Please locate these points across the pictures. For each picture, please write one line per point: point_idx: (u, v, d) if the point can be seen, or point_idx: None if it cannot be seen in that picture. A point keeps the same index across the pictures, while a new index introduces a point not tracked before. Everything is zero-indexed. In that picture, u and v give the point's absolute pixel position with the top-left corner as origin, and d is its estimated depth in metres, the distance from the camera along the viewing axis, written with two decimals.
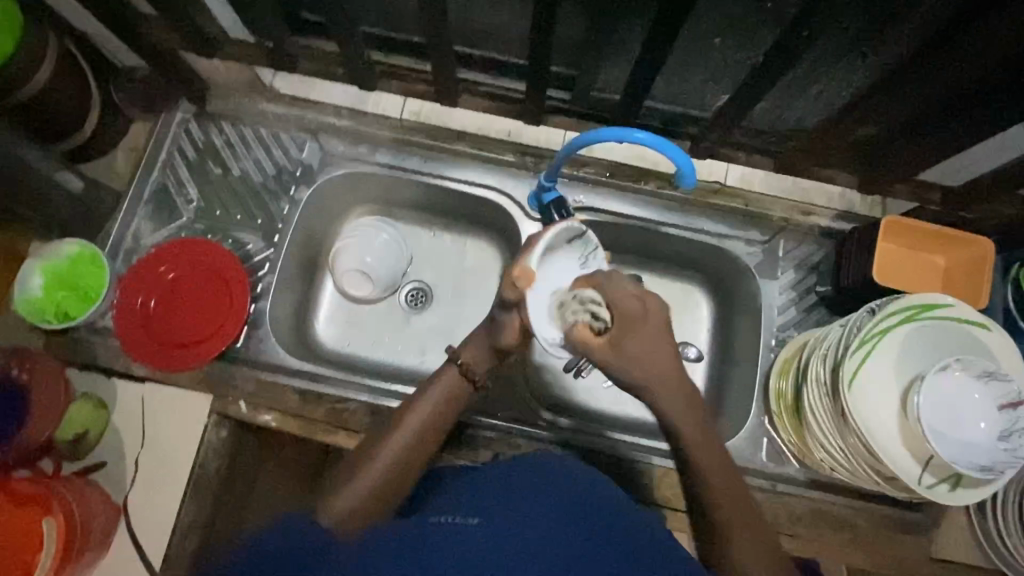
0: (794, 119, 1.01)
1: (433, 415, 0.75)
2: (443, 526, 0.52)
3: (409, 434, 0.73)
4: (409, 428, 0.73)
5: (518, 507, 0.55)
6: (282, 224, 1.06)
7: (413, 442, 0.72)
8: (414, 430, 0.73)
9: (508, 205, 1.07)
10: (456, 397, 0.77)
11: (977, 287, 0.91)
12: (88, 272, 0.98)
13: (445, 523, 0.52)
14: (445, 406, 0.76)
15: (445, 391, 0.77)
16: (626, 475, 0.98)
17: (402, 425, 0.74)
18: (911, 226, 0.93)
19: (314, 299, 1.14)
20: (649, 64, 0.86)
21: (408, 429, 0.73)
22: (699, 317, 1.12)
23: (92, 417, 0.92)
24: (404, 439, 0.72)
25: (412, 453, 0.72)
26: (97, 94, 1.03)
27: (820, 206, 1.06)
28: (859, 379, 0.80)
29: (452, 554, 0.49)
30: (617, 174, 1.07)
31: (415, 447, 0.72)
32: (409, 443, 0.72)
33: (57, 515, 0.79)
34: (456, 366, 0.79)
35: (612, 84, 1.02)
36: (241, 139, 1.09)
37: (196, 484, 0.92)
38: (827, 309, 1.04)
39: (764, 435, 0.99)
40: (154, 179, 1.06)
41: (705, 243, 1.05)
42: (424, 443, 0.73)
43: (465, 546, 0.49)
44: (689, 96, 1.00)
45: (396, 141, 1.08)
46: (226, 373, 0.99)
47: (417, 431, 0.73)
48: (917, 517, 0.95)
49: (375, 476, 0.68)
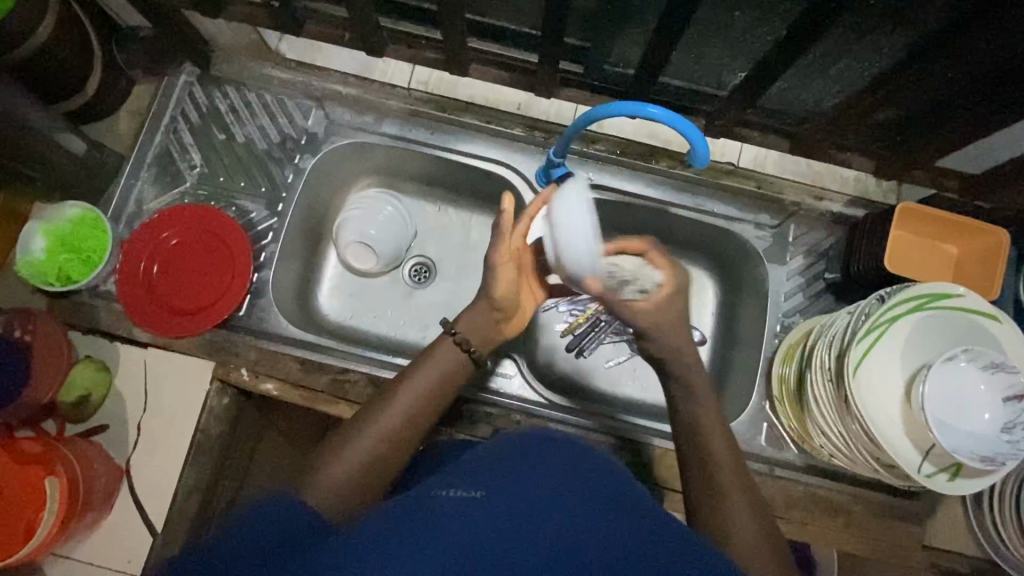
0: (813, 100, 0.98)
1: (428, 384, 0.77)
2: (443, 497, 0.52)
3: (404, 403, 0.74)
4: (404, 397, 0.75)
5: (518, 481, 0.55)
6: (286, 193, 1.05)
7: (410, 413, 0.74)
8: (410, 399, 0.75)
9: (517, 180, 1.05)
10: (450, 369, 0.79)
11: (989, 277, 0.89)
12: (90, 235, 0.97)
13: (444, 495, 0.52)
14: (439, 376, 0.78)
15: (437, 360, 0.79)
16: (626, 454, 0.98)
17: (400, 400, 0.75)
18: (926, 214, 0.91)
19: (317, 270, 1.13)
20: (666, 37, 0.83)
21: (403, 399, 0.75)
22: (706, 301, 1.12)
23: (95, 380, 0.92)
24: (400, 409, 0.73)
25: (408, 424, 0.73)
26: (100, 53, 1.00)
27: (833, 191, 1.04)
28: (865, 366, 0.80)
29: (449, 527, 0.48)
30: (627, 152, 1.05)
31: (410, 416, 0.73)
32: (407, 411, 0.74)
33: (61, 476, 0.80)
34: (449, 336, 0.81)
35: (626, 58, 1.00)
36: (245, 104, 1.07)
37: (198, 450, 0.92)
38: (834, 296, 1.03)
39: (764, 420, 0.99)
40: (157, 143, 1.05)
41: (714, 226, 1.04)
42: (421, 411, 0.75)
43: (462, 520, 0.49)
44: (705, 73, 0.97)
45: (403, 112, 1.06)
46: (229, 341, 0.99)
47: (413, 402, 0.75)
48: (912, 505, 0.96)
49: (370, 445, 0.69)
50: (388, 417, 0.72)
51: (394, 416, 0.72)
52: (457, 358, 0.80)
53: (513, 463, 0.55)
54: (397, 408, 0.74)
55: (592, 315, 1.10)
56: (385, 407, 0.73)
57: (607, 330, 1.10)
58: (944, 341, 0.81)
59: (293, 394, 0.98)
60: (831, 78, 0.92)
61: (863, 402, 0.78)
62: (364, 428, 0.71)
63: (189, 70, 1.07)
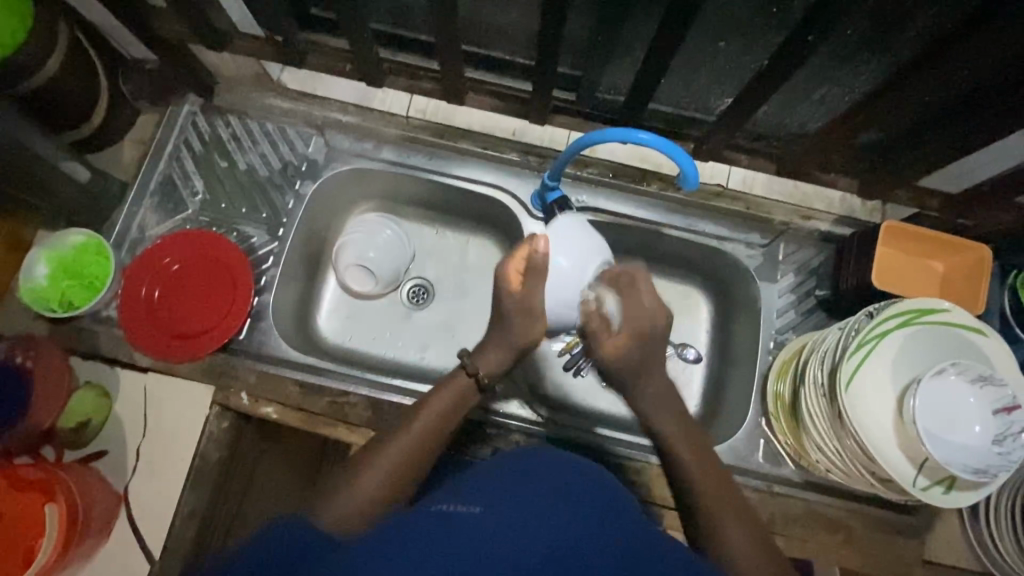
0: (796, 124, 1.02)
1: (439, 413, 0.77)
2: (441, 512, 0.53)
3: (417, 432, 0.74)
4: (415, 425, 0.74)
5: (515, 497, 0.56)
6: (286, 218, 1.07)
7: (422, 439, 0.74)
8: (422, 427, 0.74)
9: (512, 203, 1.08)
10: (463, 399, 0.79)
11: (974, 291, 0.92)
12: (93, 262, 0.99)
13: (443, 511, 0.53)
14: (450, 408, 0.77)
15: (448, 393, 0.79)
16: (625, 473, 0.99)
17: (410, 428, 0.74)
18: (911, 231, 0.94)
19: (316, 294, 1.14)
20: (654, 66, 0.87)
21: (415, 429, 0.74)
22: (699, 318, 1.15)
23: (95, 406, 0.92)
24: (411, 438, 0.73)
25: (419, 450, 0.72)
26: (106, 85, 1.03)
27: (820, 211, 1.07)
28: (858, 381, 0.81)
29: (449, 539, 0.50)
30: (620, 175, 1.08)
31: (422, 443, 0.73)
32: (416, 440, 0.73)
33: (60, 502, 0.79)
34: (462, 368, 0.81)
35: (617, 86, 1.03)
36: (247, 132, 1.10)
37: (197, 475, 0.92)
38: (825, 313, 1.05)
39: (760, 437, 1.00)
40: (160, 171, 1.07)
41: (706, 245, 1.07)
42: (433, 440, 0.74)
43: (459, 534, 0.50)
44: (692, 100, 1.01)
45: (402, 139, 1.10)
46: (229, 365, 1.00)
47: (426, 432, 0.74)
48: (910, 521, 0.96)
49: (380, 471, 0.69)
50: (395, 447, 0.72)
51: (406, 443, 0.72)
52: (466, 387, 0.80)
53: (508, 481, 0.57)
54: (409, 435, 0.73)
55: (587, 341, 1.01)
56: (396, 437, 0.73)
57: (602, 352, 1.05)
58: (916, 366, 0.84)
59: (293, 417, 0.98)
60: (814, 102, 0.96)
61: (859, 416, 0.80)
62: (375, 454, 0.71)
63: (193, 99, 1.10)
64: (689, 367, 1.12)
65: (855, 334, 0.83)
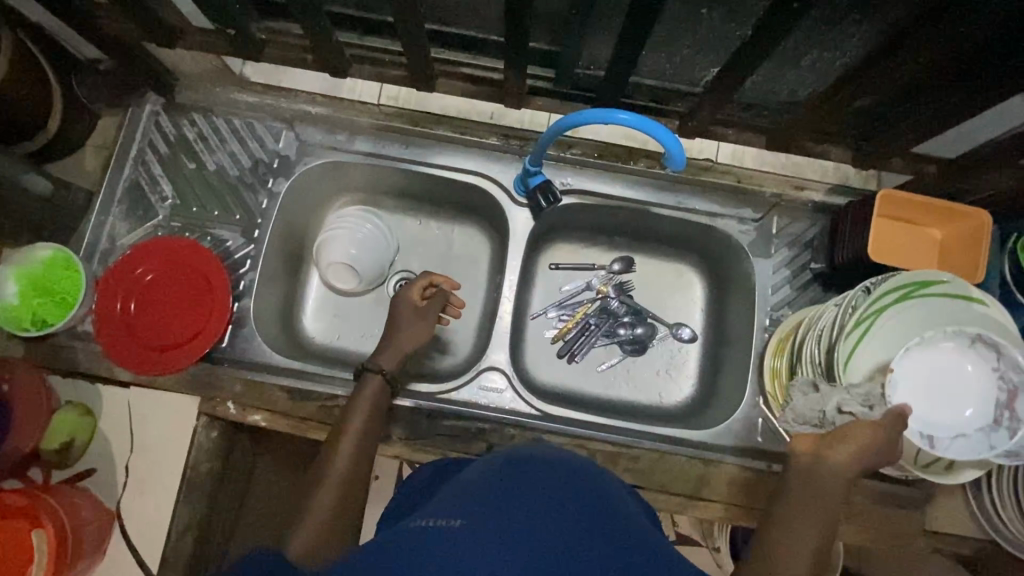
0: (787, 91, 0.97)
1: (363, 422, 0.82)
2: (424, 527, 0.52)
3: (351, 448, 0.79)
4: (348, 443, 0.79)
5: (505, 503, 0.54)
6: (261, 219, 1.03)
7: (358, 451, 0.79)
8: (353, 445, 0.79)
9: (495, 190, 1.04)
10: (381, 400, 0.85)
11: (974, 258, 0.88)
12: (63, 277, 0.95)
13: (426, 525, 0.51)
14: (372, 410, 0.83)
15: (368, 401, 0.84)
16: (621, 462, 0.97)
17: (337, 453, 0.78)
18: (909, 199, 0.90)
19: (300, 294, 1.11)
20: (634, 37, 0.81)
21: (346, 450, 0.78)
22: (692, 297, 1.12)
23: (79, 425, 0.90)
24: (347, 461, 0.77)
25: (355, 465, 0.77)
26: (59, 89, 0.98)
27: (813, 181, 1.04)
28: (892, 379, 0.74)
29: (430, 557, 0.48)
30: (606, 154, 1.04)
31: (354, 460, 0.77)
32: (350, 464, 0.77)
33: (49, 527, 0.77)
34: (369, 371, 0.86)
35: (597, 61, 0.98)
36: (214, 130, 1.05)
37: (188, 487, 0.91)
38: (821, 287, 1.02)
39: (759, 417, 0.99)
40: (126, 176, 1.03)
41: (696, 222, 1.04)
42: (365, 455, 0.79)
43: (440, 545, 0.49)
44: (678, 72, 0.96)
45: (376, 128, 1.05)
46: (214, 374, 0.97)
47: (358, 452, 0.78)
48: (911, 492, 0.96)
49: (330, 501, 0.72)
50: (334, 471, 0.75)
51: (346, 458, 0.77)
52: (376, 386, 0.85)
53: (494, 490, 0.56)
54: (343, 455, 0.77)
55: (581, 319, 1.10)
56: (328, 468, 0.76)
57: (597, 333, 1.10)
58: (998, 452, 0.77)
59: (282, 424, 0.96)
60: (803, 69, 0.91)
61: (930, 444, 0.75)
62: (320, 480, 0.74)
63: (153, 99, 1.05)
64: (684, 346, 1.11)
65: (929, 351, 0.75)
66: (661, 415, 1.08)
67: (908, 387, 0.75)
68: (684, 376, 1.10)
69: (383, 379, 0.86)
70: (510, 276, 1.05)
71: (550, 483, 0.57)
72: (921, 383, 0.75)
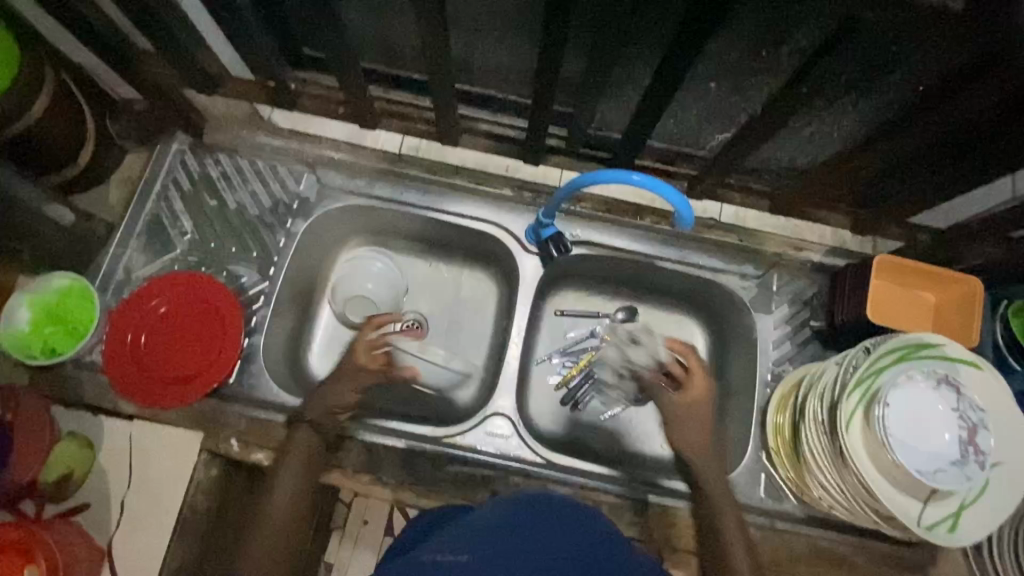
0: (788, 158, 1.03)
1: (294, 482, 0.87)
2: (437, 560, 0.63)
3: (286, 498, 0.86)
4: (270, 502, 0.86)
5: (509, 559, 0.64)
6: (278, 257, 1.05)
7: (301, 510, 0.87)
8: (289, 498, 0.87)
9: (507, 239, 1.08)
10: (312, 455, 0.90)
11: (968, 323, 0.92)
12: (77, 306, 0.97)
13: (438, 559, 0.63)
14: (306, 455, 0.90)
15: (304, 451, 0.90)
16: (625, 514, 0.97)
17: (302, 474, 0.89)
18: (904, 263, 0.95)
19: (309, 331, 1.12)
20: (650, 105, 0.87)
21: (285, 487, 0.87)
22: (694, 349, 1.14)
23: (78, 457, 0.89)
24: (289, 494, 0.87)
25: (287, 523, 0.85)
26: (93, 126, 1.01)
27: (812, 242, 1.08)
28: (886, 412, 0.77)
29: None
30: (613, 209, 1.09)
31: (294, 512, 0.86)
32: (285, 497, 0.86)
33: (41, 562, 0.76)
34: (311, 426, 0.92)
35: (609, 123, 1.05)
36: (237, 171, 1.08)
37: (184, 526, 0.90)
38: (821, 344, 1.05)
39: (762, 471, 0.99)
40: (147, 211, 1.05)
41: (701, 278, 1.07)
42: (304, 477, 0.89)
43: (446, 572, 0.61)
44: (685, 136, 1.03)
45: (394, 175, 1.09)
46: (219, 411, 0.96)
47: (292, 495, 0.87)
48: (915, 554, 0.95)
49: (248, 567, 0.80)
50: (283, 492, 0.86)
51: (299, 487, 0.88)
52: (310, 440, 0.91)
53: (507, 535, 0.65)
54: (273, 514, 0.84)
55: (586, 367, 1.10)
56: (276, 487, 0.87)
57: (600, 382, 1.10)
58: (1011, 502, 0.79)
59: None
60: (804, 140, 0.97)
61: (922, 475, 0.75)
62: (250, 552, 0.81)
63: (180, 139, 1.08)
64: None
65: (900, 403, 0.78)
66: (664, 466, 1.08)
67: (899, 415, 0.77)
68: None
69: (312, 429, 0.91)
70: (519, 321, 1.07)
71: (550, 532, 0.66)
72: (909, 416, 0.77)
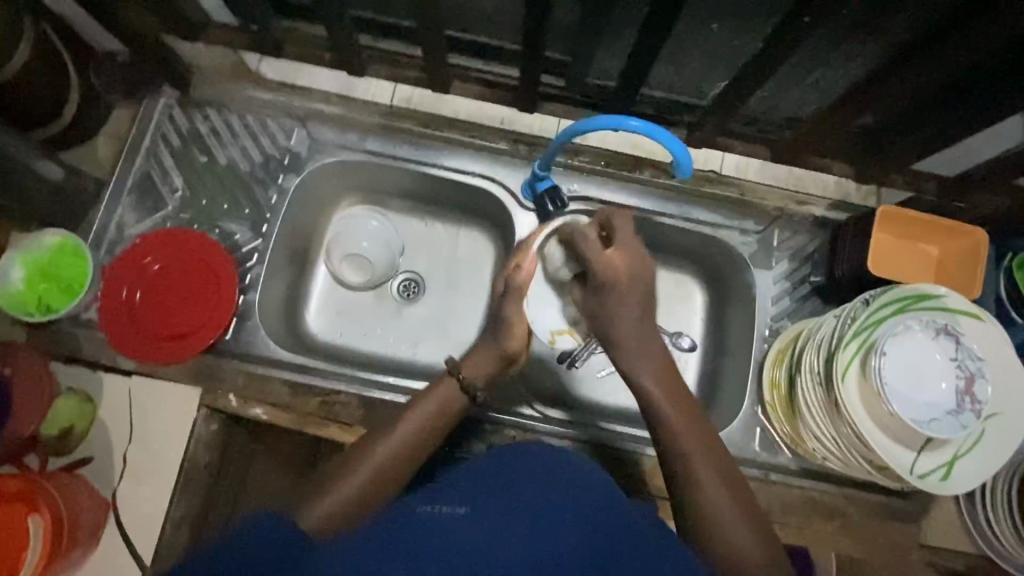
0: (791, 107, 1.00)
1: (431, 413, 0.79)
2: (433, 514, 0.58)
3: (402, 440, 0.75)
4: (389, 442, 0.74)
5: (508, 504, 0.59)
6: (270, 214, 1.04)
7: (398, 458, 0.73)
8: (402, 441, 0.75)
9: (503, 194, 1.06)
10: (450, 404, 0.80)
11: (972, 274, 0.91)
12: (71, 264, 0.96)
13: (434, 512, 0.57)
14: (439, 413, 0.79)
15: (434, 401, 0.79)
16: (620, 466, 0.98)
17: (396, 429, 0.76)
18: (907, 216, 0.93)
19: (304, 289, 1.12)
20: (647, 49, 0.84)
21: (397, 436, 0.75)
22: (693, 307, 1.12)
23: (78, 411, 0.90)
24: (397, 443, 0.74)
25: (399, 461, 0.73)
26: (76, 79, 0.99)
27: (816, 196, 1.06)
28: (880, 360, 0.76)
29: (446, 537, 0.54)
30: (612, 163, 1.06)
31: (404, 457, 0.74)
32: (400, 444, 0.74)
33: (45, 513, 0.77)
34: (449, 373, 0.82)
35: (607, 72, 1.01)
36: (226, 125, 1.06)
37: (187, 478, 0.91)
38: (821, 300, 1.04)
39: (757, 425, 1.00)
40: (137, 167, 1.04)
41: (700, 232, 1.05)
42: (431, 431, 0.77)
43: (451, 528, 0.55)
44: (685, 85, 0.99)
45: (387, 128, 1.06)
46: (216, 366, 0.97)
47: (408, 443, 0.75)
48: (907, 505, 0.97)
49: (336, 499, 0.66)
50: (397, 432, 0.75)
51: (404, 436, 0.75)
52: (455, 397, 0.81)
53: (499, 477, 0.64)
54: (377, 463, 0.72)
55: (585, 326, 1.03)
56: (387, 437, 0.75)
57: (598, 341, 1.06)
58: (1006, 451, 0.78)
59: (285, 418, 0.97)
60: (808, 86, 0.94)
61: (916, 421, 0.75)
62: (345, 474, 0.69)
63: (169, 93, 1.06)
64: (684, 356, 1.09)
65: (899, 353, 0.77)
66: None
67: (897, 362, 0.77)
68: None
69: (460, 387, 0.81)
70: None
71: (543, 476, 0.64)
72: (906, 365, 0.77)
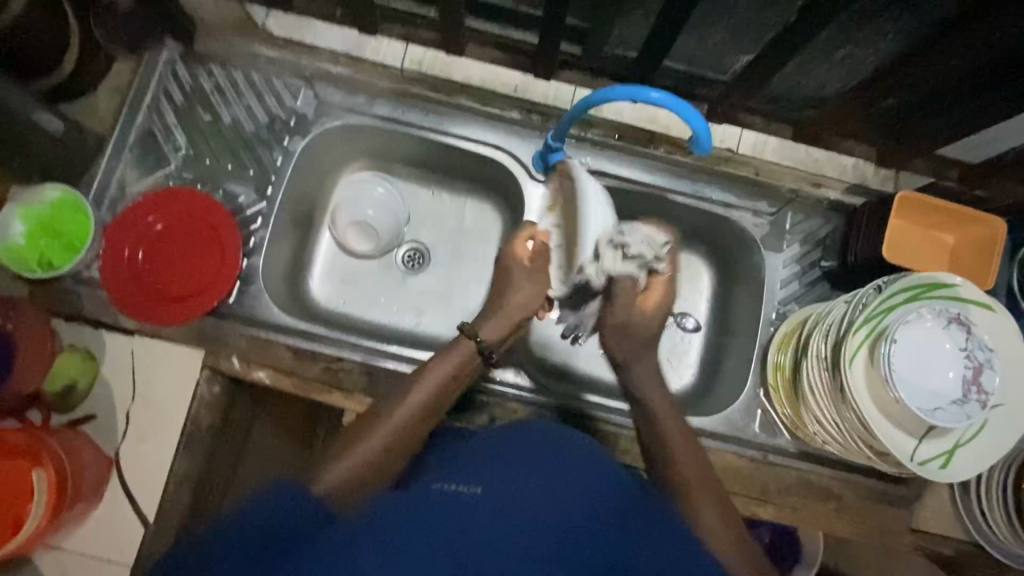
0: (814, 86, 0.97)
1: (440, 386, 0.79)
2: (445, 491, 0.56)
3: (411, 411, 0.75)
4: (402, 410, 0.74)
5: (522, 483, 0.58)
6: (275, 176, 1.01)
7: (414, 421, 0.74)
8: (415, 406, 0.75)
9: (512, 164, 1.03)
10: (464, 367, 0.82)
11: (984, 265, 0.90)
12: (71, 220, 0.94)
13: (448, 489, 0.56)
14: (453, 377, 0.80)
15: (446, 367, 0.80)
16: (620, 442, 0.99)
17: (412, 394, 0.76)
18: (925, 201, 0.91)
19: (308, 255, 1.10)
20: (672, 16, 0.81)
21: (412, 402, 0.75)
22: (700, 287, 1.11)
23: (80, 367, 0.89)
24: (412, 409, 0.75)
25: (409, 434, 0.72)
26: (76, 27, 0.95)
27: (831, 178, 1.03)
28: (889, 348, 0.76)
29: (462, 519, 0.53)
30: (626, 136, 1.04)
31: (419, 419, 0.74)
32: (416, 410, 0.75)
33: (49, 467, 0.78)
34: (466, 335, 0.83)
35: (626, 42, 0.98)
36: (231, 83, 1.03)
37: (189, 437, 0.91)
38: (830, 285, 1.03)
39: (758, 407, 1.00)
40: (139, 123, 1.01)
41: (712, 212, 1.03)
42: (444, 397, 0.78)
43: (466, 509, 0.54)
44: (707, 58, 0.96)
45: (396, 92, 1.03)
46: (220, 329, 0.97)
47: (422, 407, 0.76)
48: (900, 491, 0.98)
49: (352, 464, 0.66)
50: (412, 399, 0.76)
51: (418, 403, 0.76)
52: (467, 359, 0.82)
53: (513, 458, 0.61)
54: (391, 426, 0.72)
55: None
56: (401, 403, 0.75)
57: None
58: (1007, 442, 0.79)
59: (288, 383, 0.96)
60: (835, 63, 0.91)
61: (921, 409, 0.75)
62: (359, 440, 0.69)
63: (172, 46, 1.03)
64: (688, 336, 1.10)
65: (907, 341, 0.77)
66: None
67: (905, 350, 0.77)
68: (685, 365, 1.08)
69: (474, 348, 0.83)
70: None
71: (558, 458, 0.62)
72: (914, 353, 0.77)
